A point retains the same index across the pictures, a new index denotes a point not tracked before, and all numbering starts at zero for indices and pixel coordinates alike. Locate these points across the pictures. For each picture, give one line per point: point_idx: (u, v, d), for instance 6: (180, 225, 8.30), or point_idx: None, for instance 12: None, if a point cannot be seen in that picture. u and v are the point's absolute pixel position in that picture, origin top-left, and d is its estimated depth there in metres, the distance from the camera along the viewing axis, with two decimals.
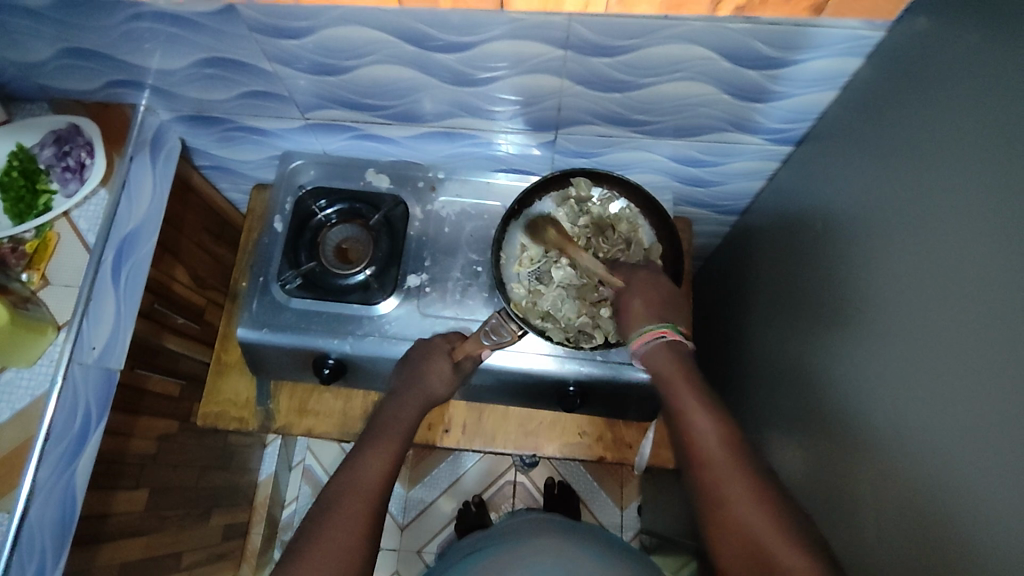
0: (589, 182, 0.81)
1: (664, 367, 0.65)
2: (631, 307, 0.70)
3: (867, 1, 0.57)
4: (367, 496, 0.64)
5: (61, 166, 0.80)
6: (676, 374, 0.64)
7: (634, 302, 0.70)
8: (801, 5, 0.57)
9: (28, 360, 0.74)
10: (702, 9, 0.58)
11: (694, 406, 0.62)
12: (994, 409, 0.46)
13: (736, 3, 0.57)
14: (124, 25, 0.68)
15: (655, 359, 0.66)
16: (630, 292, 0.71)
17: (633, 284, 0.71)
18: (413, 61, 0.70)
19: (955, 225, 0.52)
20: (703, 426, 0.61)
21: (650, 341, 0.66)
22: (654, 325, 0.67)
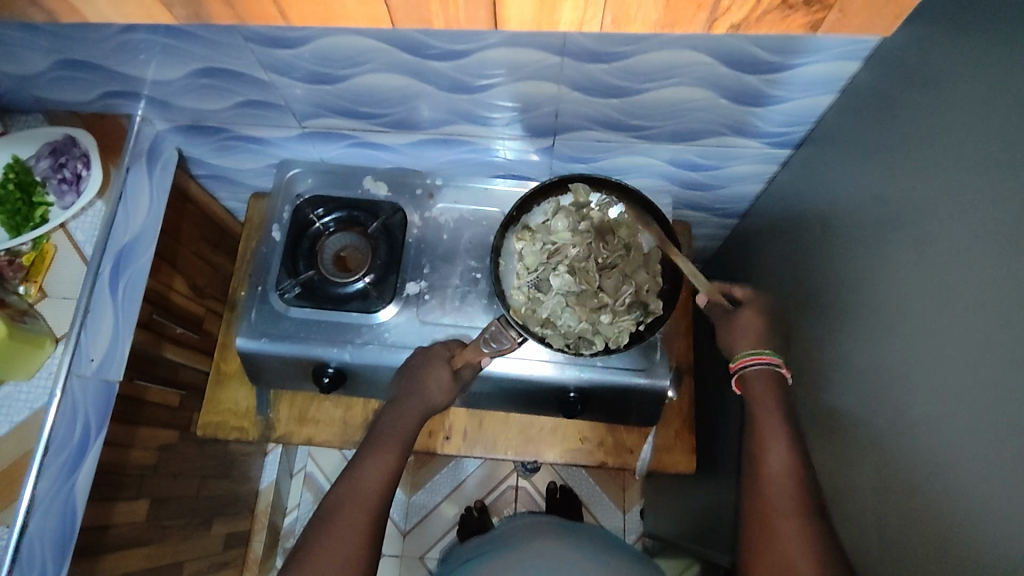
0: (588, 187, 0.79)
1: (757, 391, 0.69)
2: (749, 322, 0.73)
3: (862, 18, 0.58)
4: (368, 506, 0.64)
5: (57, 178, 0.79)
6: (767, 402, 0.68)
7: (753, 319, 0.73)
8: (797, 23, 0.58)
9: (26, 373, 0.73)
10: (696, 28, 0.59)
11: (775, 432, 0.65)
12: (995, 414, 0.46)
13: (730, 20, 0.58)
14: (119, 36, 0.67)
15: (755, 385, 0.70)
16: (753, 308, 0.74)
17: (756, 304, 0.75)
18: (409, 69, 0.69)
19: (953, 230, 0.52)
20: (776, 447, 0.64)
21: (764, 361, 0.70)
22: (769, 349, 0.71)
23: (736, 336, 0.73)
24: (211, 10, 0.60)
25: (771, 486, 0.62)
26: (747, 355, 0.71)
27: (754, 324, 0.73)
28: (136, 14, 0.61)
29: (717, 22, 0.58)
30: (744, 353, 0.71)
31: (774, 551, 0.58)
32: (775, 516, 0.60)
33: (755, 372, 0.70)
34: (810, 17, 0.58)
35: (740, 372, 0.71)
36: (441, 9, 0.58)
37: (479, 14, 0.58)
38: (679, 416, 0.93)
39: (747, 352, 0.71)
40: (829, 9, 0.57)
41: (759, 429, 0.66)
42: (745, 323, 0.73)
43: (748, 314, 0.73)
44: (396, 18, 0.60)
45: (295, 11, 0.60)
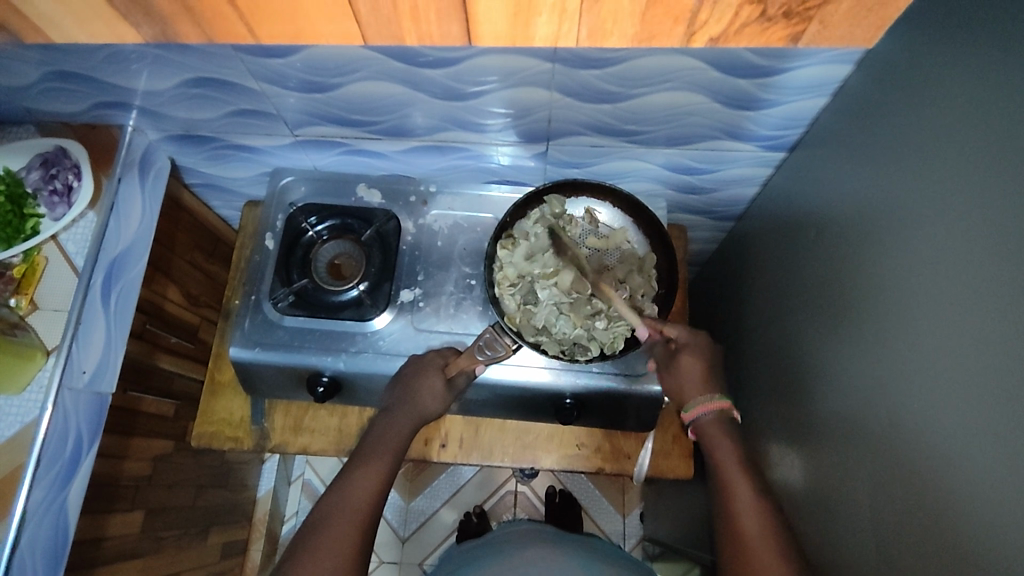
0: (561, 198, 0.80)
1: (712, 438, 0.70)
2: (691, 366, 0.74)
3: (843, 29, 0.59)
4: (358, 519, 0.63)
5: (48, 190, 0.79)
6: (724, 449, 0.69)
7: (695, 362, 0.74)
8: (777, 35, 0.60)
9: (17, 387, 0.73)
10: (674, 41, 0.61)
11: (742, 488, 0.65)
12: (990, 421, 0.46)
13: (709, 34, 0.60)
14: (107, 47, 0.67)
15: (707, 432, 0.71)
16: (692, 349, 0.75)
17: (695, 345, 0.75)
18: (400, 77, 0.69)
19: (947, 235, 0.51)
20: (743, 493, 0.65)
21: (713, 407, 0.71)
22: (718, 395, 0.72)
23: (683, 381, 0.74)
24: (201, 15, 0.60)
25: (747, 536, 0.62)
26: (697, 403, 0.72)
27: (694, 367, 0.74)
28: (102, 34, 0.65)
29: (696, 35, 0.60)
30: (694, 402, 0.72)
31: None
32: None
33: (707, 419, 0.72)
34: (790, 29, 0.59)
35: (694, 421, 0.72)
36: (412, 25, 0.60)
37: (452, 31, 0.60)
38: (676, 421, 0.92)
39: (696, 401, 0.72)
40: (808, 22, 0.58)
41: (722, 475, 0.67)
42: (687, 367, 0.74)
43: (688, 358, 0.74)
44: (370, 35, 0.61)
45: (264, 30, 0.62)
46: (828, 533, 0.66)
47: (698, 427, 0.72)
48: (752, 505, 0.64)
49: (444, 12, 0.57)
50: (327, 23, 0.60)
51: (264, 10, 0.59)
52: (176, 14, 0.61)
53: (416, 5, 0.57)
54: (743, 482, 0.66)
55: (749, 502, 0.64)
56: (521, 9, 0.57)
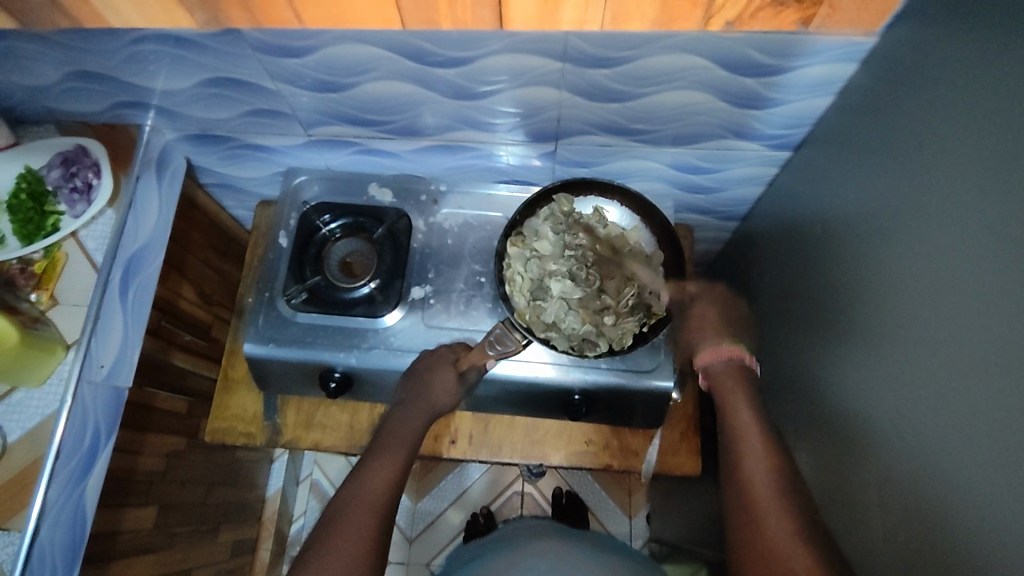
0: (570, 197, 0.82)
1: (725, 385, 0.71)
2: (703, 314, 0.78)
3: (851, 10, 0.59)
4: (374, 508, 0.64)
5: (68, 188, 0.81)
6: (738, 394, 0.70)
7: (708, 310, 0.78)
8: (787, 19, 0.60)
9: (39, 379, 0.75)
10: (692, 24, 0.60)
11: (752, 433, 0.66)
12: (991, 408, 0.47)
13: (726, 18, 0.59)
14: (129, 47, 0.69)
15: (719, 377, 0.72)
16: (706, 299, 0.79)
17: (709, 297, 0.79)
18: (412, 77, 0.71)
19: (948, 229, 0.53)
20: (753, 438, 0.65)
21: (722, 355, 0.73)
22: (727, 341, 0.75)
23: (697, 327, 0.77)
24: (231, 15, 0.62)
25: (751, 476, 0.62)
26: (705, 351, 0.75)
27: (709, 314, 0.78)
28: (159, 19, 0.63)
29: (713, 18, 0.59)
30: (703, 351, 0.75)
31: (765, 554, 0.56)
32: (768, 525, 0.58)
33: (718, 367, 0.73)
34: (801, 13, 0.59)
35: (705, 369, 0.74)
36: (448, 10, 0.59)
37: (485, 14, 0.59)
38: (684, 419, 0.93)
39: (705, 350, 0.75)
40: (818, 5, 0.58)
41: (732, 420, 0.68)
42: (700, 315, 0.78)
43: (702, 307, 0.78)
44: (405, 19, 0.61)
45: (309, 14, 0.61)
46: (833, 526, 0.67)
47: (710, 375, 0.73)
48: (761, 445, 0.64)
49: None
50: (361, 7, 0.59)
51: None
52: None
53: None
54: (756, 429, 0.66)
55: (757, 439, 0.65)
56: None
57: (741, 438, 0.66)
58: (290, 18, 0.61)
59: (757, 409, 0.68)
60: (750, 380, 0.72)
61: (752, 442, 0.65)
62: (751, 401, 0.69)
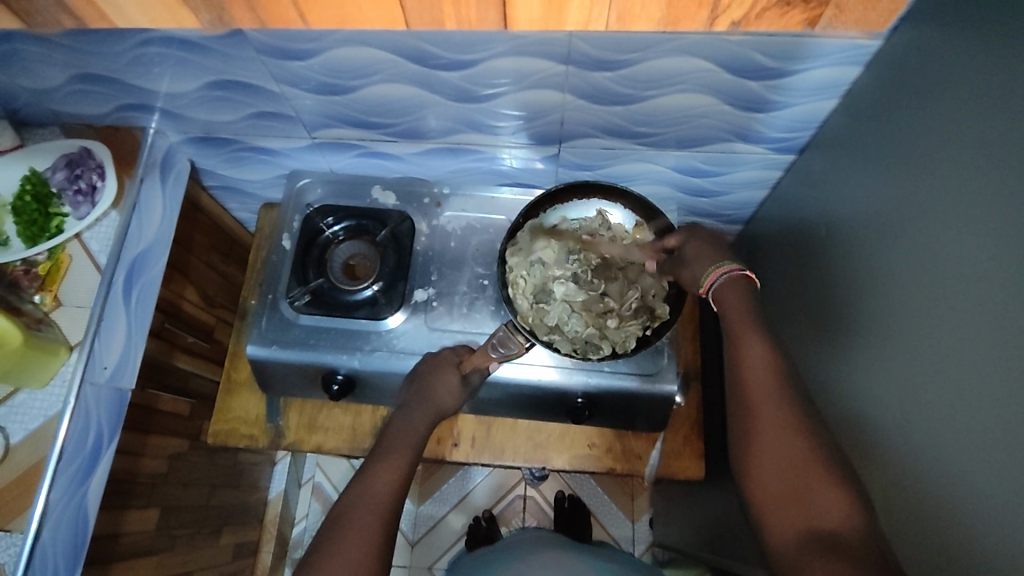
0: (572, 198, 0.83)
1: (728, 305, 0.65)
2: (698, 249, 0.71)
3: (858, 11, 0.59)
4: (377, 511, 0.64)
5: (73, 190, 0.81)
6: (740, 312, 0.64)
7: (701, 247, 0.71)
8: (794, 19, 0.59)
9: (41, 380, 0.75)
10: (698, 26, 0.60)
11: (754, 345, 0.62)
12: (996, 414, 0.46)
13: (731, 18, 0.59)
14: (134, 50, 0.69)
15: (723, 295, 0.66)
16: (695, 238, 0.73)
17: (697, 235, 0.73)
18: (415, 79, 0.71)
19: (953, 235, 0.53)
20: (754, 352, 0.62)
21: (724, 271, 0.67)
22: (727, 260, 0.68)
23: (695, 264, 0.71)
24: (236, 15, 0.62)
25: (750, 391, 0.60)
26: (710, 273, 0.68)
27: (704, 247, 0.71)
28: (163, 19, 0.63)
29: (718, 19, 0.59)
30: (706, 272, 0.68)
31: (762, 469, 0.57)
32: (763, 440, 0.58)
33: (722, 284, 0.67)
34: (807, 14, 0.59)
35: (710, 287, 0.68)
36: (453, 9, 0.59)
37: (490, 14, 0.59)
38: (687, 423, 0.93)
39: (707, 272, 0.68)
40: (824, 5, 0.58)
41: (732, 334, 0.63)
42: (694, 251, 0.71)
43: (693, 246, 0.72)
44: (410, 20, 0.61)
45: (314, 15, 0.61)
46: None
47: (715, 295, 0.67)
48: (762, 358, 0.61)
49: None
50: (368, 7, 0.59)
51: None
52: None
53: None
54: (757, 340, 0.62)
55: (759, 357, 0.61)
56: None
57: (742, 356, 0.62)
58: (297, 19, 0.62)
59: (758, 318, 0.63)
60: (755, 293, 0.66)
61: (754, 360, 0.61)
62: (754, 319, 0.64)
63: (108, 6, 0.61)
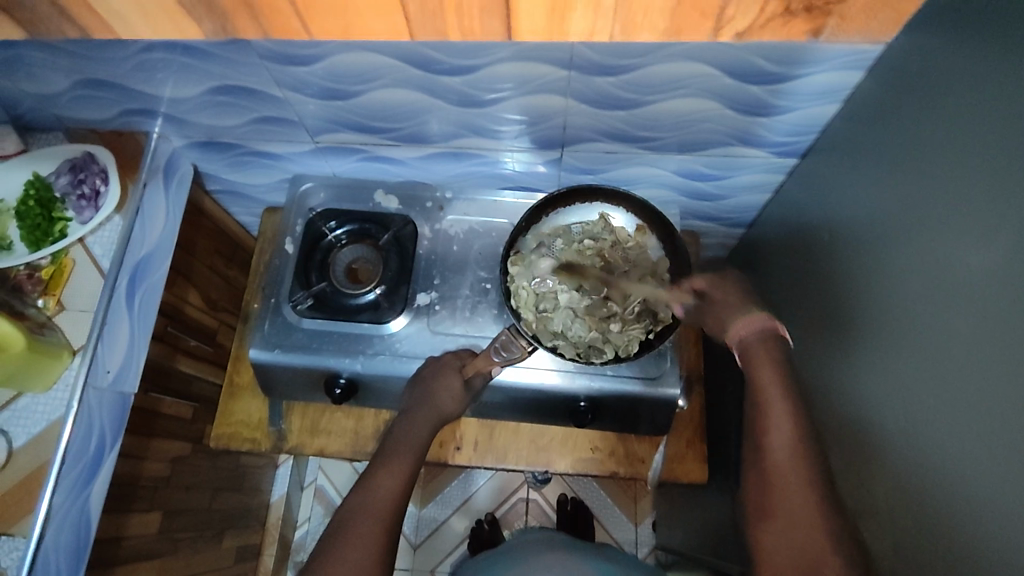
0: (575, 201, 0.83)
1: (758, 364, 0.62)
2: (725, 299, 0.68)
3: (858, 21, 0.59)
4: (381, 515, 0.64)
5: (76, 195, 0.82)
6: (771, 376, 0.61)
7: (728, 295, 0.68)
8: (798, 29, 0.59)
9: (45, 384, 0.75)
10: (703, 36, 0.59)
11: (776, 409, 0.60)
12: (998, 421, 0.47)
13: (737, 28, 0.58)
14: (137, 56, 0.69)
15: (751, 352, 0.63)
16: (721, 287, 0.69)
17: (724, 283, 0.69)
18: (419, 84, 0.71)
19: (955, 240, 0.53)
20: (778, 417, 0.59)
21: (753, 327, 0.64)
22: (760, 314, 0.64)
23: (723, 313, 0.67)
24: (237, 26, 0.60)
25: (769, 456, 0.58)
26: (736, 326, 0.65)
27: (733, 296, 0.68)
28: (163, 30, 0.61)
29: (724, 30, 0.58)
30: (733, 325, 0.65)
31: (775, 539, 0.56)
32: (778, 510, 0.56)
33: (752, 341, 0.64)
34: (811, 23, 0.58)
35: (737, 342, 0.64)
36: (456, 20, 0.57)
37: (493, 25, 0.58)
38: (689, 427, 0.93)
39: (735, 325, 0.65)
40: (827, 15, 0.57)
41: (757, 396, 0.61)
42: (724, 298, 0.68)
43: (720, 295, 0.69)
44: (412, 31, 0.59)
45: (315, 25, 0.59)
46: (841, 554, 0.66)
47: (742, 349, 0.64)
48: (783, 423, 0.59)
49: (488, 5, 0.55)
50: (368, 17, 0.57)
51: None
52: (233, 6, 0.57)
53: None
54: (781, 403, 0.60)
55: (784, 430, 0.59)
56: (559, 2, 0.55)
57: (766, 427, 0.60)
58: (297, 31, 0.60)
59: (786, 381, 0.61)
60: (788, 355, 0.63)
61: (778, 433, 0.59)
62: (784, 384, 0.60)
63: (109, 15, 0.59)
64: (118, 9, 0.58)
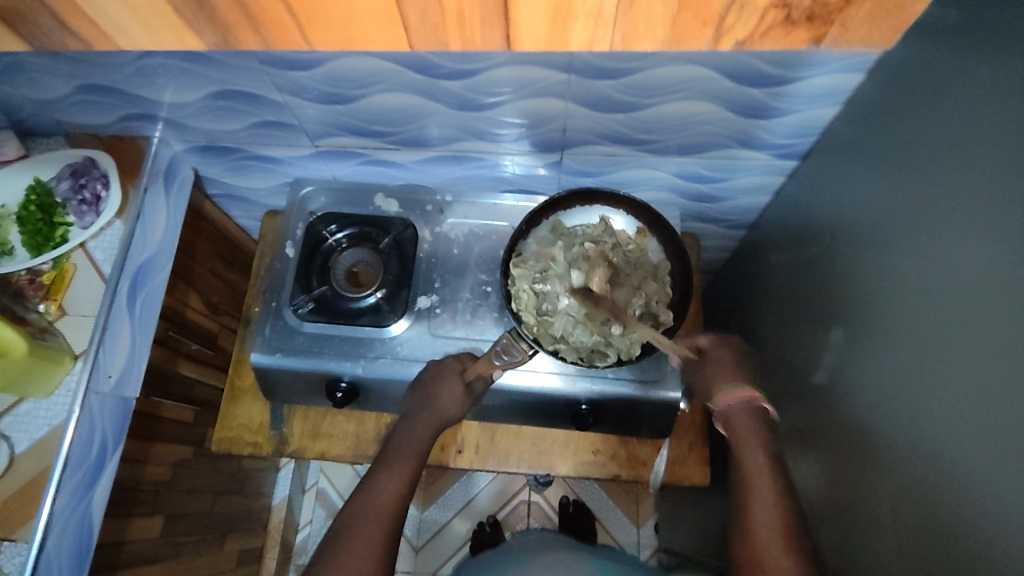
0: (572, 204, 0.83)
1: (740, 432, 0.66)
2: (716, 362, 0.71)
3: (864, 30, 0.59)
4: (383, 520, 0.64)
5: (77, 200, 0.82)
6: (752, 443, 0.65)
7: (721, 357, 0.72)
8: (800, 37, 0.59)
9: (47, 389, 0.75)
10: (702, 45, 0.60)
11: (761, 477, 0.62)
12: (999, 423, 0.47)
13: (736, 37, 0.58)
14: (138, 61, 0.70)
15: (736, 423, 0.67)
16: (717, 347, 0.73)
17: (719, 346, 0.73)
18: (418, 88, 0.71)
19: (955, 241, 0.53)
20: (764, 488, 0.62)
21: (739, 397, 0.68)
22: (744, 385, 0.69)
23: (713, 374, 0.71)
24: (240, 37, 0.60)
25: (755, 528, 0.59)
26: (721, 393, 0.69)
27: (723, 360, 0.72)
28: (167, 41, 0.61)
29: (723, 38, 0.59)
30: (718, 393, 0.69)
31: None
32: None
33: (735, 411, 0.68)
34: (811, 32, 0.59)
35: (721, 412, 0.69)
36: (456, 30, 0.58)
37: (493, 35, 0.58)
38: (691, 429, 0.93)
39: (721, 392, 0.69)
40: (829, 25, 0.58)
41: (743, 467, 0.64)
42: (716, 361, 0.72)
43: (715, 358, 0.72)
44: (413, 41, 0.60)
45: (315, 36, 0.60)
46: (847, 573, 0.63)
47: (727, 419, 0.68)
48: (768, 495, 0.61)
49: (486, 15, 0.56)
50: (371, 27, 0.58)
51: (311, 11, 0.56)
52: (236, 20, 0.58)
53: (463, 8, 0.55)
54: (766, 479, 0.62)
55: (769, 503, 0.61)
56: (560, 11, 0.55)
57: (749, 500, 0.61)
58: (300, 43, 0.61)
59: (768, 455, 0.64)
60: (768, 428, 0.67)
61: (762, 508, 0.60)
62: (765, 456, 0.64)
63: (111, 29, 0.59)
64: (112, 18, 0.58)
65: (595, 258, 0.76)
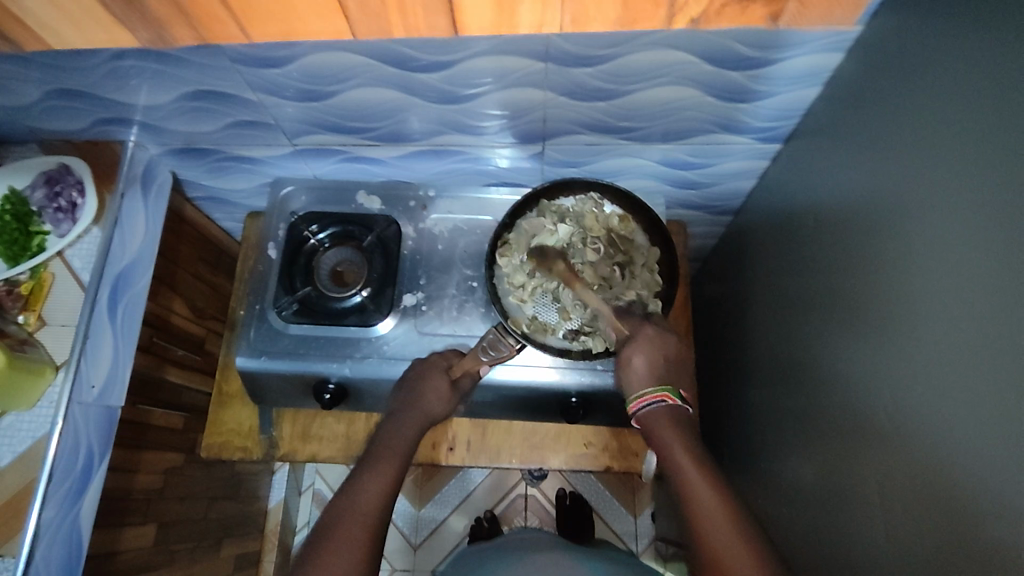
0: (557, 194, 0.81)
1: (655, 422, 0.67)
2: (633, 363, 0.71)
3: (821, 9, 0.59)
4: (369, 521, 0.63)
5: (53, 208, 0.80)
6: (660, 421, 0.66)
7: (637, 359, 0.71)
8: (755, 15, 0.59)
9: (28, 402, 0.74)
10: (657, 24, 0.58)
11: (674, 443, 0.64)
12: (987, 407, 0.46)
13: (689, 16, 0.57)
14: (107, 64, 0.68)
15: (651, 423, 0.67)
16: (637, 344, 0.71)
17: (641, 339, 0.72)
18: (395, 82, 0.70)
19: (940, 223, 0.52)
20: (678, 451, 0.63)
21: (648, 400, 0.68)
22: (649, 388, 0.69)
23: (633, 377, 0.71)
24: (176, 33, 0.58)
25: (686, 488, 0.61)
26: (634, 398, 0.69)
27: (639, 363, 0.70)
28: (103, 42, 0.59)
29: (677, 17, 0.57)
30: (631, 398, 0.70)
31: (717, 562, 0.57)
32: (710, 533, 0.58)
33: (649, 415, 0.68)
34: (768, 9, 0.58)
35: (637, 415, 0.69)
36: (400, 18, 0.56)
37: (439, 21, 0.57)
38: None
39: (634, 396, 0.70)
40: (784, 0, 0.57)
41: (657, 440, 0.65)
42: (632, 365, 0.71)
43: (634, 355, 0.71)
44: (357, 32, 0.58)
45: (257, 30, 0.58)
46: (840, 543, 0.65)
47: (646, 425, 0.68)
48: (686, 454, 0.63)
49: (431, 4, 0.55)
50: (313, 19, 0.57)
51: (249, 3, 0.55)
52: (170, 17, 0.56)
53: None
54: (678, 441, 0.64)
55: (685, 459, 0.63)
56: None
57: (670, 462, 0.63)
58: (242, 37, 0.60)
59: (677, 424, 0.66)
60: (678, 417, 0.67)
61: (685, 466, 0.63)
62: (673, 424, 0.66)
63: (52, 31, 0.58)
64: (56, 22, 0.57)
65: (590, 227, 0.79)
